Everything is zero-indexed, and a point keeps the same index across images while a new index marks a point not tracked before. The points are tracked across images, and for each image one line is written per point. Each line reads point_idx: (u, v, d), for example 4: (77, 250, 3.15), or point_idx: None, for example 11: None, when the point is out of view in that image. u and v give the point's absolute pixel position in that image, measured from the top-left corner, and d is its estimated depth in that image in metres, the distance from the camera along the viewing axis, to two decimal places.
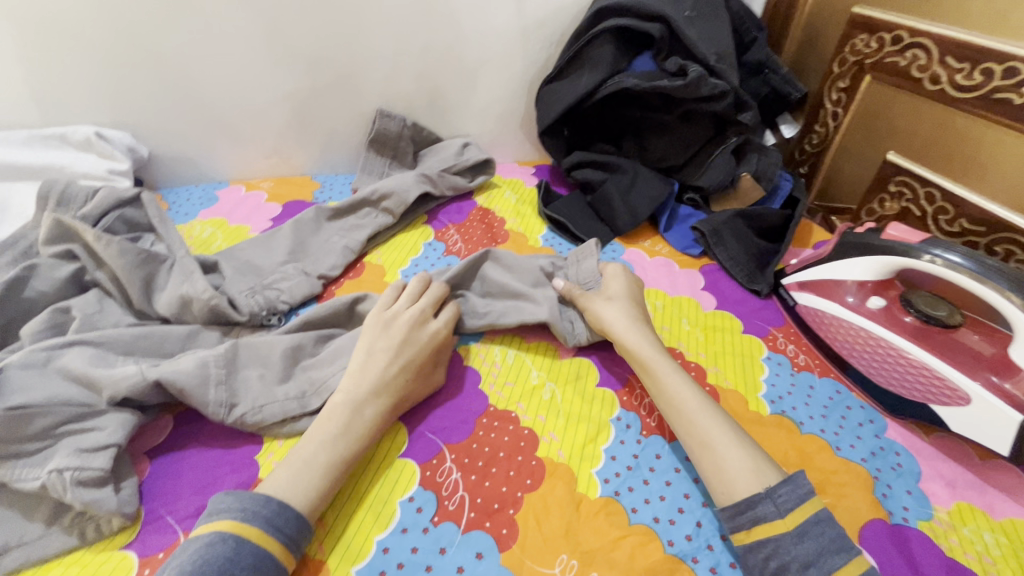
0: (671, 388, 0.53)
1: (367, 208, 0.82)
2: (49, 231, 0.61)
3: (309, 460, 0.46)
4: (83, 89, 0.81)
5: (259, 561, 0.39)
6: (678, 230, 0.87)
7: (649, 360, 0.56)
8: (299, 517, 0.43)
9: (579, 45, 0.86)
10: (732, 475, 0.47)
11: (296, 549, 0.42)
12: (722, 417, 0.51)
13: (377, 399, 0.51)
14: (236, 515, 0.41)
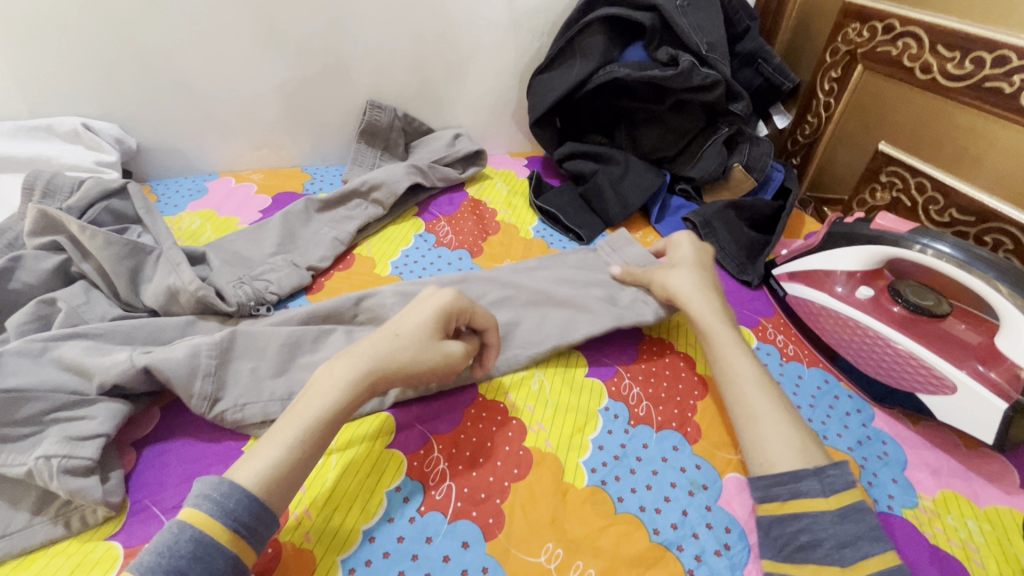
0: (732, 357, 0.54)
1: (357, 199, 0.81)
2: (36, 222, 0.61)
3: (286, 432, 0.43)
4: (68, 79, 0.79)
5: (200, 549, 0.37)
6: (669, 222, 0.87)
7: (713, 330, 0.57)
8: (251, 501, 0.39)
9: (571, 34, 0.85)
10: (770, 449, 0.47)
11: (251, 536, 0.39)
12: (775, 392, 0.52)
13: (362, 365, 0.46)
14: (192, 501, 0.39)
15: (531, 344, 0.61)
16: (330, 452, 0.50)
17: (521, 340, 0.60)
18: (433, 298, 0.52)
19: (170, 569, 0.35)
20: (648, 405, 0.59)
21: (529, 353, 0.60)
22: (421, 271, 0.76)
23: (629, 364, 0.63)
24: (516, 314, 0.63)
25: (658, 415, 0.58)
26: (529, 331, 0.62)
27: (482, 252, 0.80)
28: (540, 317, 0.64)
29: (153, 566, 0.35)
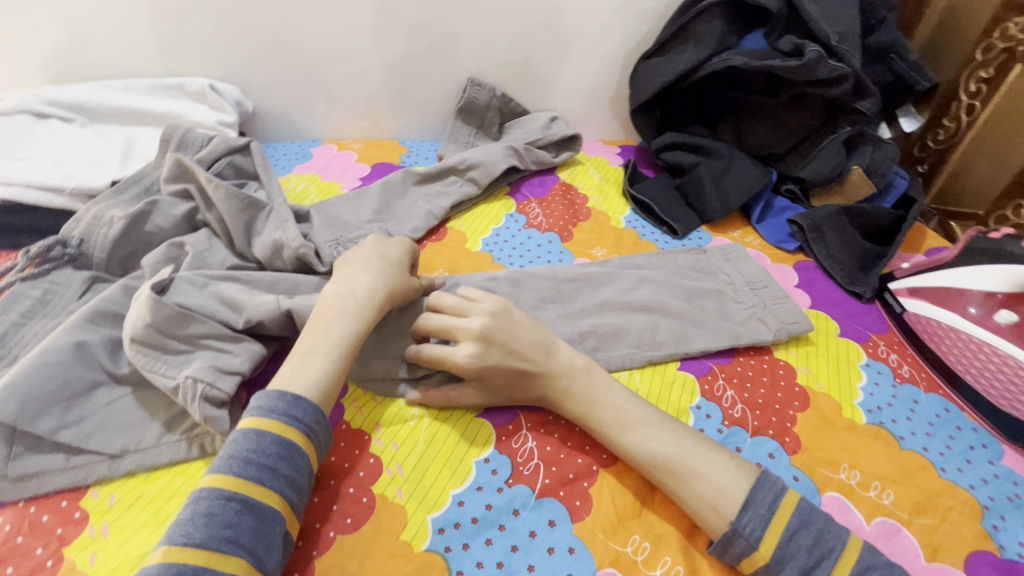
0: (617, 427, 0.48)
1: (453, 176, 0.82)
2: (171, 170, 0.66)
3: (321, 347, 0.47)
4: (200, 43, 0.85)
5: (283, 450, 0.42)
6: (772, 223, 0.82)
7: (589, 400, 0.50)
8: (314, 411, 0.44)
9: (686, 19, 0.82)
10: (700, 508, 0.44)
11: (315, 438, 0.44)
12: (681, 445, 0.47)
13: (364, 281, 0.52)
14: (254, 412, 0.43)
15: (619, 336, 0.60)
16: (422, 415, 0.52)
17: (608, 331, 0.60)
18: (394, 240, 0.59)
19: (261, 466, 0.40)
20: (743, 409, 0.56)
21: (616, 344, 0.59)
22: (512, 250, 0.76)
23: (725, 365, 0.60)
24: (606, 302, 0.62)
25: (755, 420, 0.55)
26: (618, 323, 0.60)
27: (572, 236, 0.79)
28: (628, 310, 0.62)
29: (244, 466, 0.40)
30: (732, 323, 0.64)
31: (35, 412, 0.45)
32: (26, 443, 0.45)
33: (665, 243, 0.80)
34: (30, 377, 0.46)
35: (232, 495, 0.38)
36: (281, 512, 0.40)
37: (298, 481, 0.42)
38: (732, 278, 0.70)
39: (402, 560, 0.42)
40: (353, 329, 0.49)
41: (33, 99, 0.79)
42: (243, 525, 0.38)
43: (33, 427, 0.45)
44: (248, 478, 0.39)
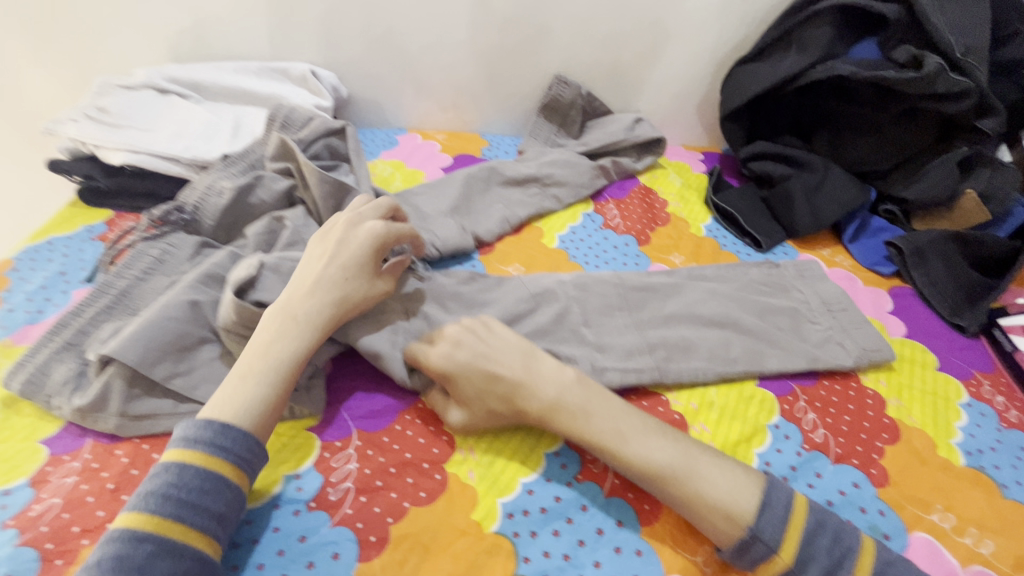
0: (614, 438, 0.46)
1: (536, 184, 0.81)
2: (276, 148, 0.71)
3: (256, 371, 0.45)
4: (307, 30, 0.90)
5: (208, 482, 0.40)
6: (865, 244, 0.78)
7: (581, 410, 0.47)
8: (242, 436, 0.43)
9: (791, 24, 0.80)
10: (713, 518, 0.43)
11: (246, 466, 0.43)
12: (681, 461, 0.45)
13: (316, 295, 0.49)
14: (178, 444, 0.41)
15: (690, 350, 0.57)
16: None
17: (679, 344, 0.57)
18: (363, 226, 0.55)
19: (182, 502, 0.39)
20: (826, 433, 0.53)
21: (687, 358, 0.57)
22: (588, 250, 0.75)
23: (807, 387, 0.57)
24: (682, 309, 0.61)
25: (838, 446, 0.52)
26: (688, 336, 0.58)
27: (650, 240, 0.78)
28: (699, 324, 0.60)
29: (162, 503, 0.38)
30: (809, 344, 0.61)
31: (154, 360, 0.49)
32: (143, 387, 0.50)
33: (747, 255, 0.77)
34: (150, 328, 0.50)
35: (145, 536, 0.37)
36: (206, 550, 0.38)
37: (225, 515, 0.40)
38: (813, 296, 0.67)
39: (471, 538, 0.43)
40: (295, 349, 0.47)
41: (157, 76, 0.86)
42: (157, 567, 0.36)
43: (150, 374, 0.49)
44: (165, 515, 0.38)
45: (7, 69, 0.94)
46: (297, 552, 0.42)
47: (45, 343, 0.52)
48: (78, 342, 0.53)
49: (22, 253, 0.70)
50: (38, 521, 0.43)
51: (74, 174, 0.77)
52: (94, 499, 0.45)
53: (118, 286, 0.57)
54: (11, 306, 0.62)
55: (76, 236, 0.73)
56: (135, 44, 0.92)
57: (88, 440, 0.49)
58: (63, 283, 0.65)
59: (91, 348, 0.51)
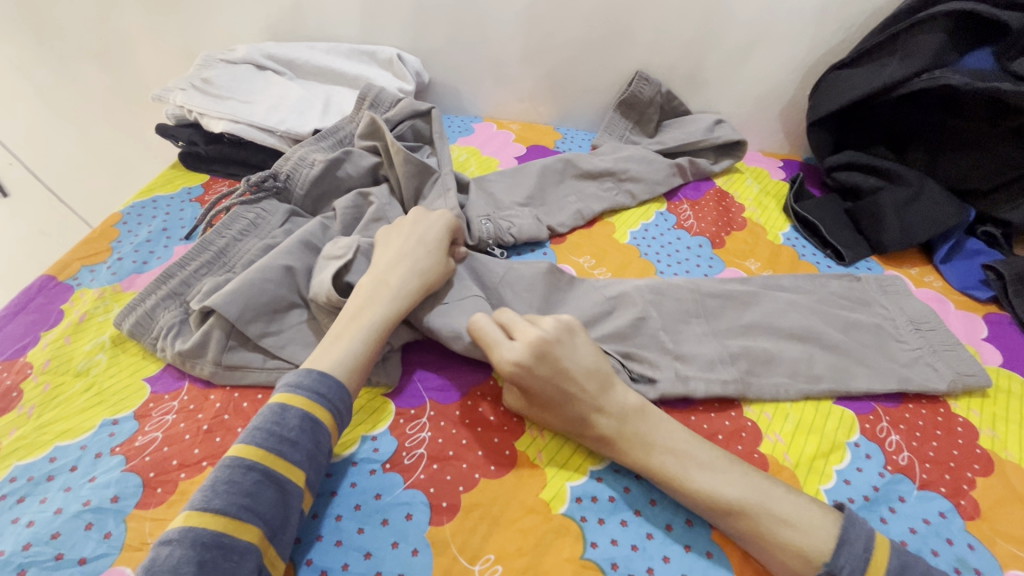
0: (679, 471, 0.44)
1: (611, 180, 0.81)
2: (365, 127, 0.72)
3: (351, 331, 0.49)
4: (397, 15, 0.93)
5: (307, 424, 0.42)
6: (959, 266, 0.74)
7: (646, 437, 0.46)
8: (337, 386, 0.45)
9: (897, 29, 0.76)
10: (788, 558, 0.40)
11: (339, 416, 0.45)
12: (748, 497, 0.42)
13: (400, 268, 0.54)
14: (282, 389, 0.44)
15: (770, 362, 0.56)
16: None
17: (758, 351, 0.56)
18: (435, 215, 0.60)
19: (286, 438, 0.40)
20: (911, 457, 0.51)
21: (768, 371, 0.55)
22: (660, 249, 0.74)
23: (891, 409, 0.55)
24: (761, 316, 0.59)
25: (924, 473, 0.50)
26: (769, 347, 0.56)
27: (725, 244, 0.76)
28: (778, 335, 0.58)
29: (266, 439, 0.40)
30: (895, 364, 0.58)
31: (249, 317, 0.52)
32: (239, 338, 0.53)
33: (827, 266, 0.74)
34: (250, 285, 0.53)
35: (253, 466, 0.38)
36: (301, 488, 0.40)
37: (317, 458, 0.42)
38: (900, 315, 0.64)
39: (540, 517, 0.44)
40: (385, 313, 0.50)
41: (257, 52, 0.91)
42: (263, 495, 0.38)
43: (246, 329, 0.52)
44: (271, 450, 0.39)
45: (123, 39, 1.02)
46: (371, 509, 0.44)
47: (153, 290, 0.56)
48: (182, 292, 0.57)
49: (130, 209, 0.75)
50: (143, 451, 0.47)
51: (179, 140, 0.83)
52: (191, 437, 0.48)
53: (218, 244, 0.61)
54: (120, 255, 0.67)
55: (177, 197, 0.78)
56: (238, 22, 0.98)
57: (186, 383, 0.53)
58: (165, 239, 0.70)
59: (194, 299, 0.55)
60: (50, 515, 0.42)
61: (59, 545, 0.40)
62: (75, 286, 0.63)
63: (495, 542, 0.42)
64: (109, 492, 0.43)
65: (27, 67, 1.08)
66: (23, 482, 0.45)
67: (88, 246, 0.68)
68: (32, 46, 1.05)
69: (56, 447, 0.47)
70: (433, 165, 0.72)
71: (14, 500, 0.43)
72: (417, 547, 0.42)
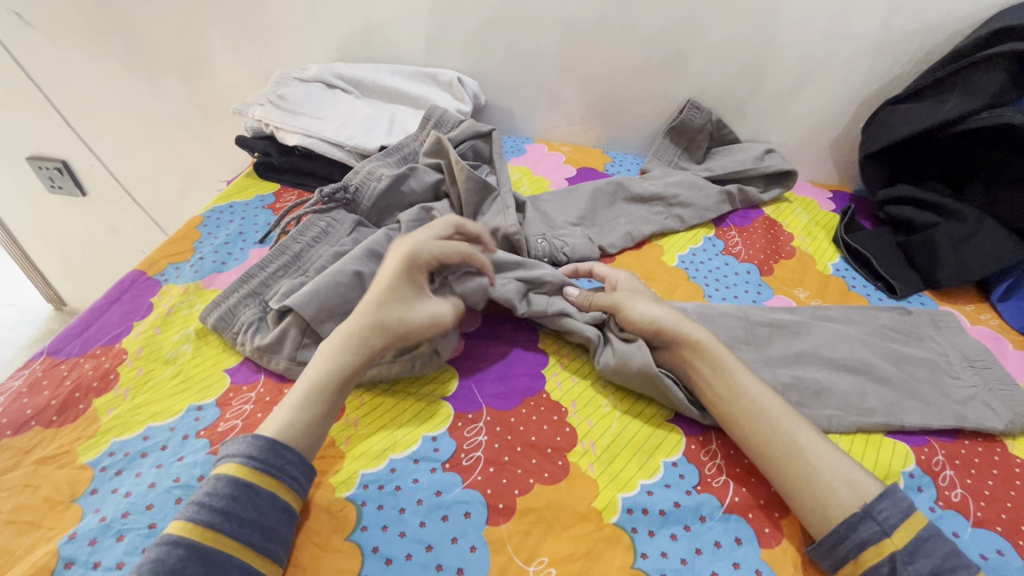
0: (754, 393, 0.52)
1: (660, 204, 0.83)
2: (431, 146, 0.77)
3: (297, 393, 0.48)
4: (460, 41, 0.98)
5: (239, 491, 0.42)
6: (1019, 305, 0.73)
7: (722, 359, 0.54)
8: (271, 447, 0.44)
9: (957, 67, 0.76)
10: (835, 484, 0.46)
11: (280, 473, 0.44)
12: (808, 427, 0.50)
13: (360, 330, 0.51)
14: (220, 459, 0.44)
15: (823, 394, 0.56)
16: (614, 407, 0.56)
17: (809, 380, 0.57)
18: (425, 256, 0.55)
19: (215, 508, 0.40)
20: (965, 494, 0.51)
21: (820, 403, 0.55)
22: (708, 273, 0.76)
23: (946, 444, 0.55)
24: (812, 346, 0.60)
25: (979, 510, 0.49)
26: (821, 379, 0.57)
27: (773, 272, 0.77)
28: (829, 366, 0.59)
29: (196, 512, 0.40)
30: (951, 401, 0.58)
31: (324, 316, 0.57)
32: (313, 338, 0.57)
33: (878, 299, 0.74)
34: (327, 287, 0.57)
35: (179, 541, 0.38)
36: (239, 558, 0.39)
37: (260, 523, 0.41)
38: (954, 352, 0.63)
39: (592, 525, 0.46)
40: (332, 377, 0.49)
41: (328, 72, 0.97)
42: (189, 571, 0.37)
43: (320, 328, 0.56)
44: (197, 522, 0.39)
45: (206, 55, 1.10)
46: (433, 505, 0.46)
47: (236, 288, 0.61)
48: (261, 292, 0.61)
49: (209, 213, 0.81)
50: (225, 436, 0.51)
51: (255, 150, 0.89)
52: None
53: (294, 248, 0.65)
54: (201, 255, 0.72)
55: (251, 203, 0.84)
56: (312, 43, 1.05)
57: (262, 376, 0.57)
58: (242, 242, 0.75)
59: (273, 298, 0.60)
60: (144, 488, 0.46)
61: (153, 515, 0.44)
62: (162, 281, 0.69)
63: (549, 546, 0.44)
64: (195, 471, 0.47)
65: (116, 78, 1.18)
66: (120, 457, 0.49)
67: (173, 245, 0.74)
68: (124, 61, 1.14)
69: (148, 427, 0.52)
70: (493, 184, 0.75)
71: (113, 472, 0.48)
72: (475, 544, 0.44)
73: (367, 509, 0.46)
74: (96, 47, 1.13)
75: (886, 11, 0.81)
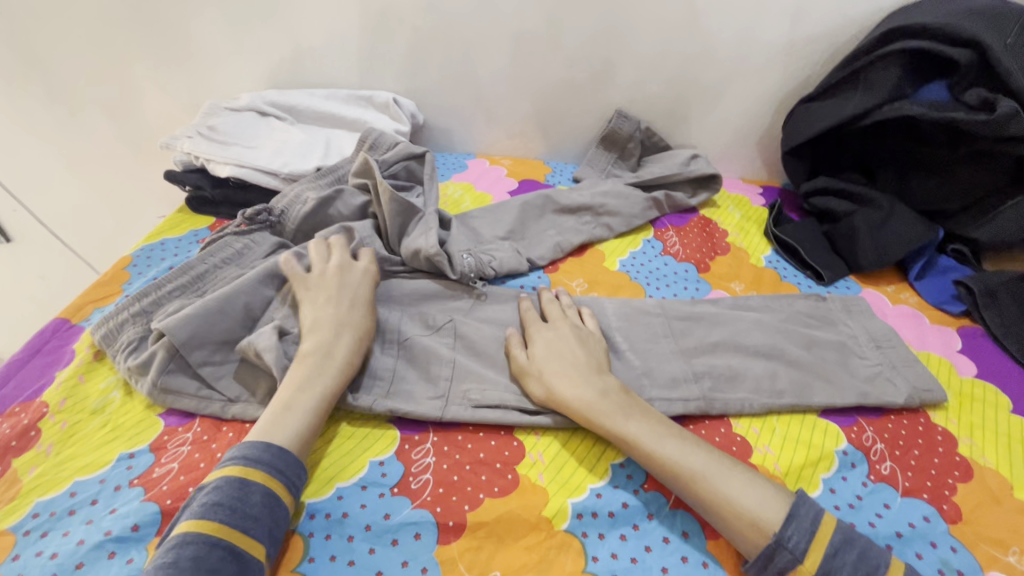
0: (646, 439, 0.49)
1: (594, 211, 0.85)
2: (359, 166, 0.75)
3: (300, 404, 0.49)
4: (395, 63, 0.98)
5: (269, 499, 0.43)
6: (933, 282, 0.78)
7: (620, 412, 0.51)
8: (295, 463, 0.46)
9: (858, 65, 0.82)
10: (740, 524, 0.44)
11: (296, 489, 0.46)
12: (706, 457, 0.48)
13: (343, 338, 0.55)
14: (239, 461, 0.44)
15: (736, 379, 0.59)
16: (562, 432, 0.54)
17: (723, 372, 0.59)
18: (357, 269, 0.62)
19: (246, 514, 0.41)
20: (893, 466, 0.54)
21: (731, 387, 0.58)
22: (649, 273, 0.78)
23: (874, 420, 0.58)
24: (740, 338, 0.63)
25: (906, 480, 0.52)
26: (734, 365, 0.60)
27: (710, 268, 0.80)
28: (746, 354, 0.61)
29: (228, 515, 0.41)
30: (857, 380, 0.61)
31: (197, 343, 0.54)
32: (223, 354, 0.56)
33: (807, 287, 0.78)
34: (203, 316, 0.55)
35: (218, 542, 0.39)
36: (261, 563, 0.41)
37: (278, 532, 0.43)
38: (862, 332, 0.67)
39: (543, 534, 0.46)
40: (327, 384, 0.51)
41: (259, 100, 0.96)
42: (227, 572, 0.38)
43: (188, 355, 0.54)
44: (233, 526, 0.40)
45: (133, 89, 1.07)
46: (382, 529, 0.46)
47: (127, 305, 0.60)
48: (149, 312, 0.60)
49: (139, 252, 0.78)
50: (160, 481, 0.48)
51: (186, 184, 0.87)
52: (207, 465, 0.50)
53: (197, 268, 0.64)
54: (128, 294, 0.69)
55: (184, 239, 0.81)
56: (243, 71, 1.03)
57: (198, 415, 0.55)
58: None
59: (157, 318, 0.58)
60: (73, 546, 0.44)
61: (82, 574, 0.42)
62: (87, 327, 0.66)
63: (501, 560, 0.44)
64: (129, 521, 0.45)
65: (33, 118, 1.12)
66: (46, 517, 0.46)
67: (102, 288, 0.71)
68: (42, 100, 1.09)
69: (75, 482, 0.49)
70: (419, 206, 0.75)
71: (38, 534, 0.45)
72: (426, 565, 0.44)
73: (314, 539, 0.45)
74: (9, 88, 1.08)
75: (792, 16, 0.87)
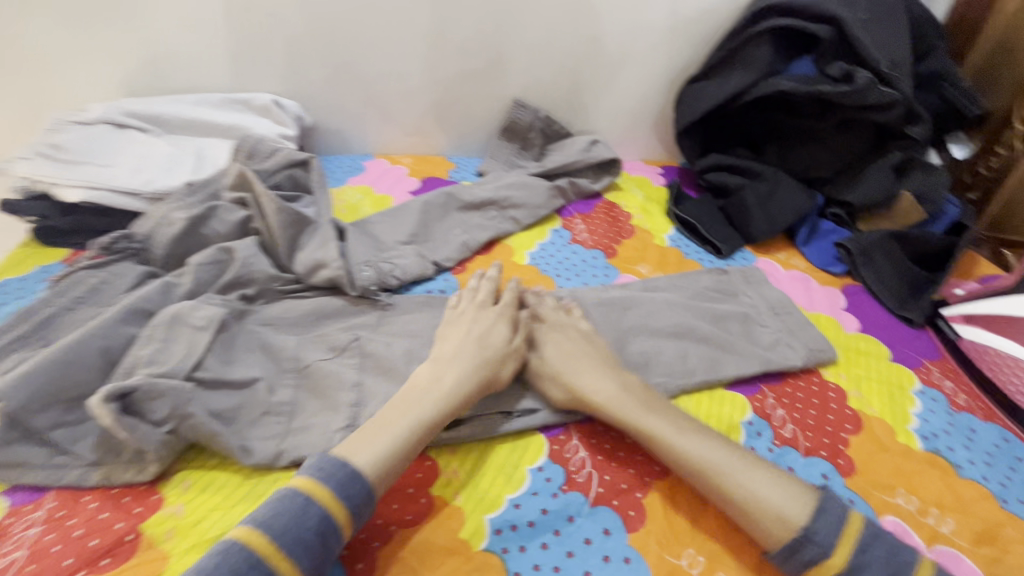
0: (668, 433, 0.49)
1: (500, 205, 0.82)
2: (234, 178, 0.69)
3: (392, 422, 0.47)
4: (270, 62, 0.90)
5: (327, 525, 0.41)
6: (818, 246, 0.83)
7: (639, 406, 0.51)
8: (367, 488, 0.43)
9: (733, 45, 0.85)
10: (764, 520, 0.44)
11: (359, 516, 0.43)
12: (728, 450, 0.48)
13: (452, 372, 0.51)
14: (312, 472, 0.43)
15: (648, 365, 0.59)
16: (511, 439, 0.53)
17: (637, 358, 0.59)
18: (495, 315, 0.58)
19: (298, 537, 0.39)
20: (794, 428, 0.56)
21: (646, 372, 0.58)
22: (558, 264, 0.77)
23: (775, 386, 0.60)
24: (648, 321, 0.63)
25: (806, 440, 0.55)
26: (646, 350, 0.60)
27: (617, 253, 0.80)
28: (654, 337, 0.62)
29: (283, 533, 0.39)
30: (760, 347, 0.64)
31: (38, 404, 0.46)
32: (80, 413, 0.49)
33: (709, 262, 0.81)
34: (52, 371, 0.47)
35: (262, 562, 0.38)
36: None
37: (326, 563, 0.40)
38: (761, 301, 0.70)
39: (461, 558, 0.44)
40: (429, 409, 0.49)
41: (116, 111, 0.84)
42: None
43: (32, 420, 0.46)
44: (284, 546, 0.38)
45: None
46: None
47: None
48: None
49: None
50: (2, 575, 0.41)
51: (26, 214, 0.74)
52: (62, 547, 0.43)
53: (39, 314, 0.55)
54: None
55: (30, 277, 0.70)
56: (88, 79, 0.90)
57: (52, 488, 0.47)
58: None
59: None
60: None
61: None
62: None
63: None
64: None
65: None
66: None
67: None
68: None
69: None
70: (311, 216, 0.69)
71: None
72: None
73: None
74: None
75: None
